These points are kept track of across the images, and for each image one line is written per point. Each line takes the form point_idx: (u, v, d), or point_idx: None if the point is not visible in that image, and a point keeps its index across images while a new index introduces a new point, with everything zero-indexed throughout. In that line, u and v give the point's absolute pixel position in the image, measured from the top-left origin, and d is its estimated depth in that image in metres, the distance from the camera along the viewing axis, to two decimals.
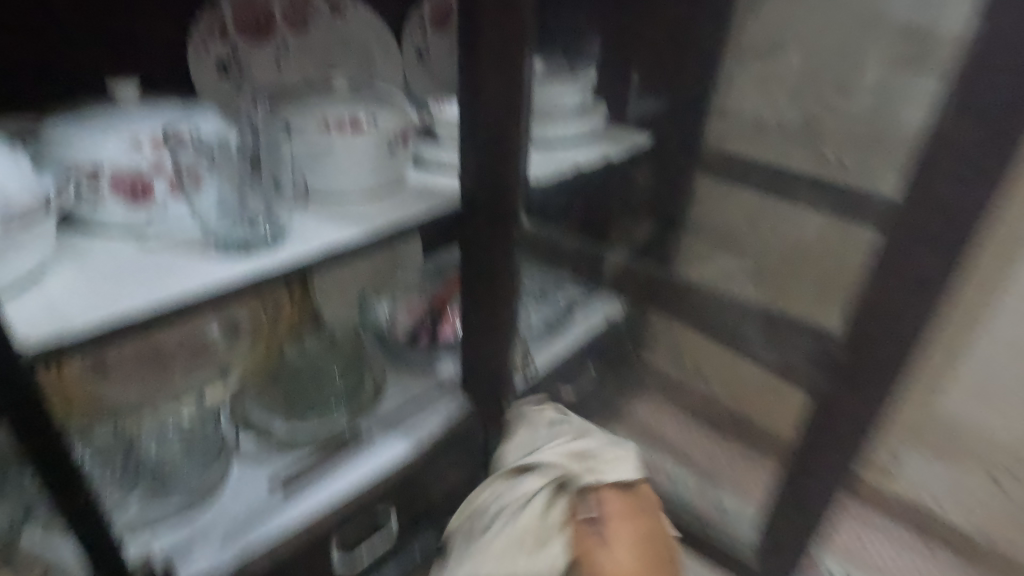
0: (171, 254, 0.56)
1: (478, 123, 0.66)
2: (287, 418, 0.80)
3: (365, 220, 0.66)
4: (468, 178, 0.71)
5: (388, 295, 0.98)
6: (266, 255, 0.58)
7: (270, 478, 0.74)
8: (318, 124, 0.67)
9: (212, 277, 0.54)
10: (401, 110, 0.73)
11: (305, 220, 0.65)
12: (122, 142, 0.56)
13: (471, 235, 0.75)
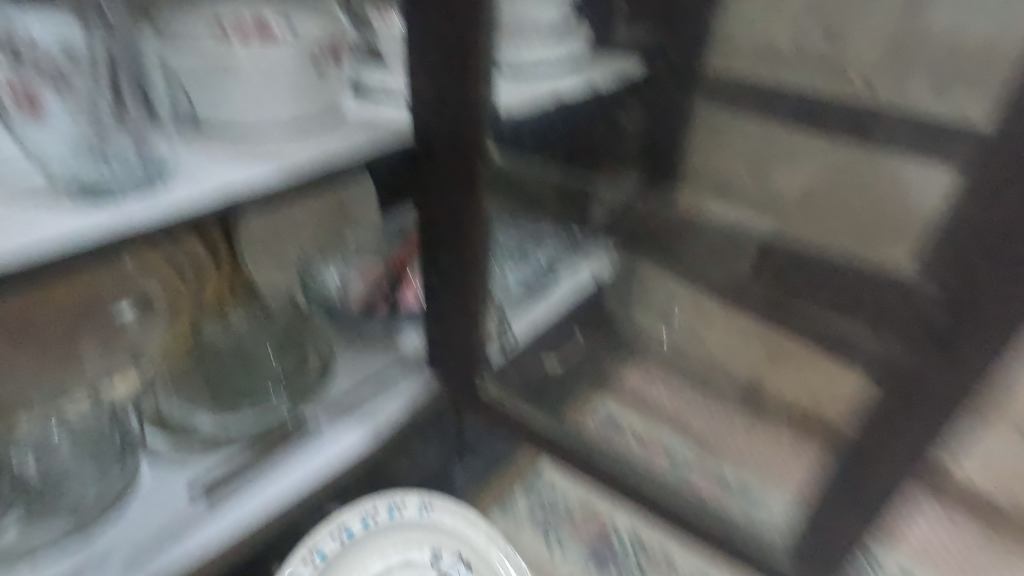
0: (0, 204, 0.41)
1: (432, 23, 0.49)
2: (214, 412, 0.66)
3: (281, 155, 0.51)
4: (420, 102, 0.54)
5: (337, 260, 0.80)
6: (131, 202, 0.43)
7: (191, 486, 0.60)
8: (213, 30, 0.51)
9: (51, 233, 0.39)
10: (327, 16, 0.58)
11: (198, 156, 0.49)
12: None
13: (427, 176, 0.58)
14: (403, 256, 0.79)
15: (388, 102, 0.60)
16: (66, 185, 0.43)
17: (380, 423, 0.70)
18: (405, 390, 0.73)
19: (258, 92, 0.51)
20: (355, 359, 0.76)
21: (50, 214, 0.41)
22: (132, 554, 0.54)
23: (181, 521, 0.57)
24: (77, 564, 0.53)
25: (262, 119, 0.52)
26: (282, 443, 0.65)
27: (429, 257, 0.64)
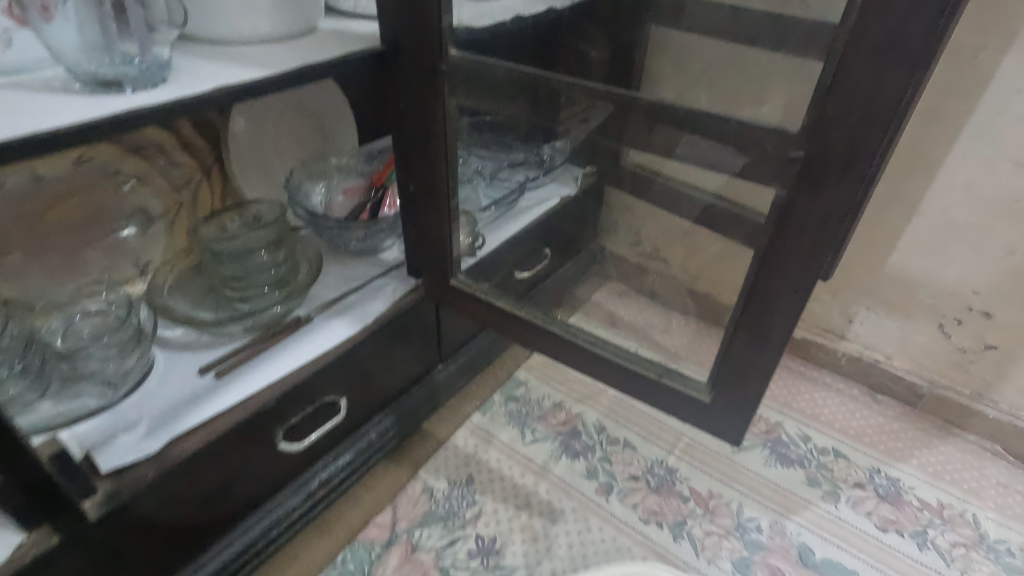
0: (23, 95, 0.47)
1: None
2: (215, 308, 0.73)
3: (269, 62, 0.57)
4: (388, 15, 0.62)
5: (322, 181, 0.89)
6: (143, 94, 0.48)
7: (199, 369, 0.68)
8: None
9: (74, 115, 0.45)
10: None
11: (195, 63, 0.55)
12: None
13: (395, 83, 0.66)
14: (382, 174, 0.87)
15: (360, 21, 0.69)
16: (78, 81, 0.49)
17: (366, 318, 0.78)
18: (389, 291, 0.81)
19: (244, 3, 0.58)
20: (341, 267, 0.84)
21: (69, 103, 0.46)
22: (153, 419, 0.61)
23: (193, 395, 0.65)
24: (106, 426, 0.60)
25: (249, 30, 0.59)
26: (278, 333, 0.73)
27: (403, 162, 0.72)
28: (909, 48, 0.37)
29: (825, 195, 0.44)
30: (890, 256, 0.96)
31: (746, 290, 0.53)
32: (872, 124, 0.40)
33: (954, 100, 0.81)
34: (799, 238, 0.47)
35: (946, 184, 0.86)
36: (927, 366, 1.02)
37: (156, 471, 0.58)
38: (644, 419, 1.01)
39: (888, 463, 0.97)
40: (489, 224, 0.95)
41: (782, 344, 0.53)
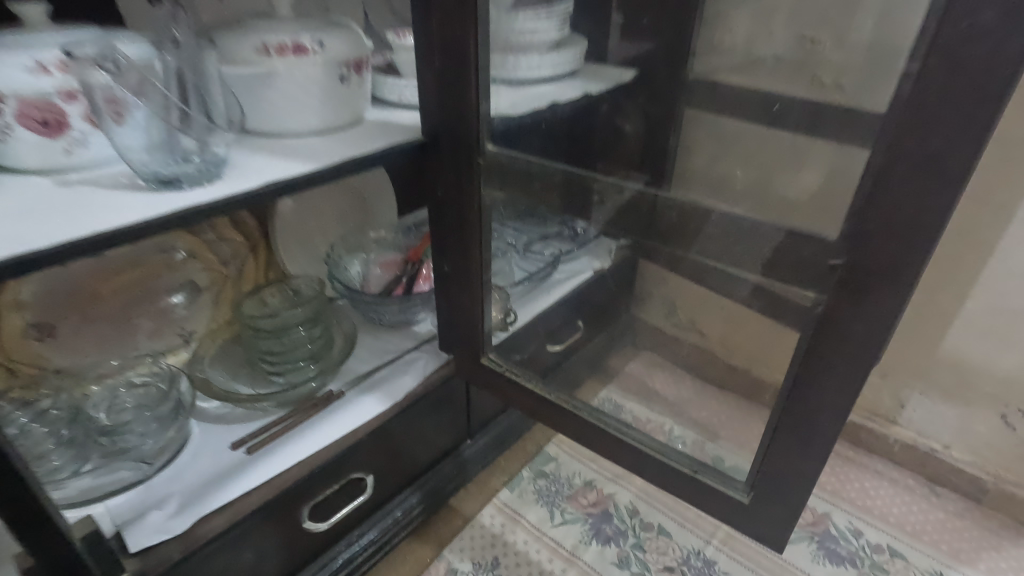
0: (91, 193, 0.51)
1: (434, 43, 0.59)
2: (252, 381, 0.75)
3: (316, 155, 0.60)
4: (430, 110, 0.64)
5: (361, 253, 0.92)
6: (197, 192, 0.51)
7: (232, 442, 0.69)
8: (258, 48, 0.60)
9: (129, 215, 0.47)
10: (355, 34, 0.66)
11: (250, 157, 0.59)
12: (21, 63, 0.48)
13: (434, 171, 0.68)
14: (418, 248, 0.90)
15: (405, 112, 0.73)
16: (140, 179, 0.52)
17: (396, 394, 0.78)
18: (420, 366, 0.82)
19: (296, 100, 0.62)
20: (375, 340, 0.86)
21: (127, 202, 0.49)
22: (183, 497, 0.62)
23: (223, 470, 0.66)
24: (137, 502, 0.61)
25: (300, 124, 0.63)
26: (310, 408, 0.74)
27: (438, 244, 0.74)
28: (953, 165, 0.36)
29: (869, 304, 0.42)
30: (943, 339, 0.91)
31: (785, 390, 0.50)
32: (915, 236, 0.38)
33: (1003, 182, 0.77)
34: (840, 345, 0.45)
35: (1001, 268, 0.81)
36: (990, 459, 0.94)
37: (182, 551, 0.58)
38: (680, 504, 0.97)
39: (950, 565, 0.89)
40: (522, 294, 0.95)
41: (826, 451, 0.50)
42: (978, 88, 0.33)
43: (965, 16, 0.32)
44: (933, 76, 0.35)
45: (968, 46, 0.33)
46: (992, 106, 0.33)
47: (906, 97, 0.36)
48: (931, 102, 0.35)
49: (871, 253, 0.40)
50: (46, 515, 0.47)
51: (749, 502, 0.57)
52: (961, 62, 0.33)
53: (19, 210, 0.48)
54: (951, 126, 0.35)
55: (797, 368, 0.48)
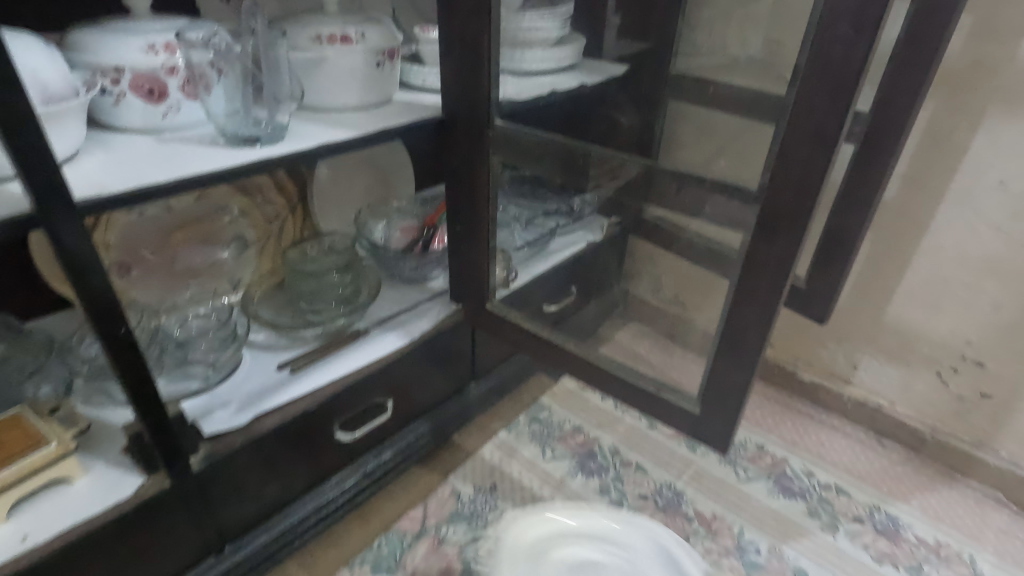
0: (186, 146, 0.65)
1: (456, 36, 0.73)
2: (293, 317, 0.90)
3: (357, 126, 0.74)
4: (450, 91, 0.78)
5: (383, 219, 1.06)
6: (269, 148, 0.66)
7: (278, 364, 0.84)
8: (312, 39, 0.75)
9: (221, 163, 0.62)
10: (389, 28, 0.80)
11: (304, 125, 0.73)
12: (138, 45, 0.62)
13: (452, 143, 0.82)
14: (432, 215, 1.03)
15: (428, 95, 0.87)
16: (223, 137, 0.66)
17: (412, 333, 0.92)
18: (433, 312, 0.96)
19: (340, 80, 0.76)
20: (396, 291, 1.01)
21: (216, 154, 0.64)
22: (243, 400, 0.76)
23: (273, 384, 0.80)
24: (206, 402, 0.75)
25: (342, 101, 0.77)
26: (342, 340, 0.88)
27: (451, 205, 0.88)
28: (829, 131, 0.51)
29: (781, 237, 0.58)
30: (887, 307, 1.05)
31: (727, 309, 0.66)
32: (807, 184, 0.54)
33: (934, 168, 0.92)
34: (761, 271, 0.61)
35: (934, 243, 0.96)
36: (928, 412, 1.08)
37: (242, 440, 0.73)
38: (656, 447, 1.10)
39: (889, 501, 1.02)
40: (524, 260, 1.08)
41: (756, 357, 0.65)
42: (843, 79, 0.49)
43: (832, 30, 0.48)
44: (813, 68, 0.50)
45: (834, 47, 0.48)
46: (851, 89, 0.49)
47: (799, 84, 0.52)
48: (813, 86, 0.50)
49: (778, 199, 0.56)
50: (153, 389, 0.61)
51: (700, 410, 0.73)
52: (830, 59, 0.49)
53: (135, 156, 0.62)
54: (826, 103, 0.50)
55: (734, 291, 0.64)
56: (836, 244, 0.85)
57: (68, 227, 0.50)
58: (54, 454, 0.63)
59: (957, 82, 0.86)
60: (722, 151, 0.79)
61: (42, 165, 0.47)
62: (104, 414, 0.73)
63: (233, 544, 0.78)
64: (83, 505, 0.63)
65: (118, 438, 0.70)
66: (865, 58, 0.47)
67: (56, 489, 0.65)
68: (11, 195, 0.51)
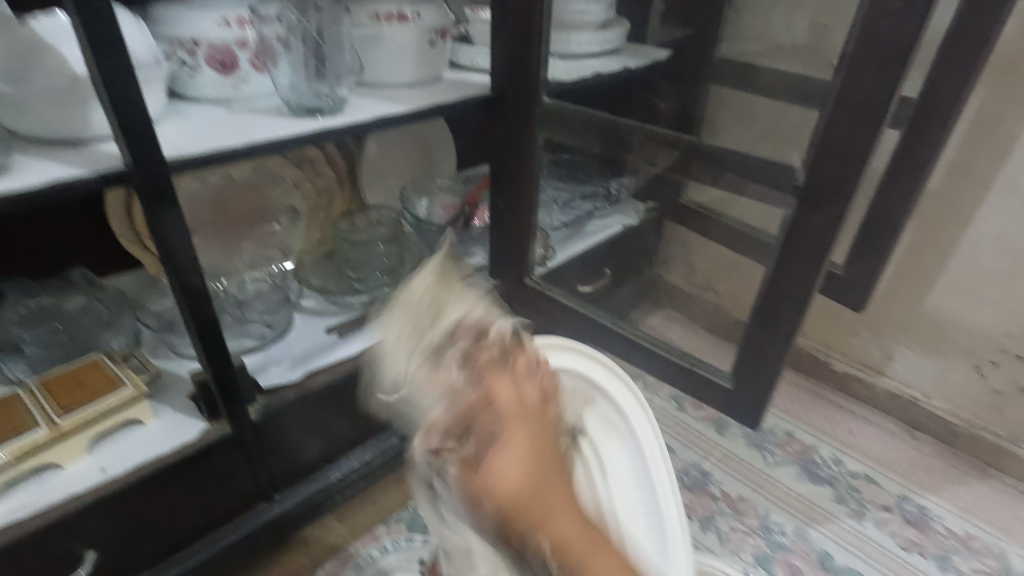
0: (254, 116, 0.69)
1: (508, 15, 0.76)
2: (342, 285, 0.94)
3: (411, 101, 0.78)
4: (500, 70, 0.81)
5: (426, 196, 1.10)
6: (331, 119, 0.70)
7: (327, 328, 0.88)
8: (371, 17, 0.78)
9: (288, 131, 0.66)
10: (443, 8, 0.83)
11: (361, 100, 0.76)
12: (214, 20, 0.67)
13: (499, 121, 0.85)
14: (474, 195, 1.08)
15: (476, 74, 0.90)
16: (288, 109, 0.71)
17: None
18: None
19: (396, 57, 0.79)
20: (437, 266, 1.04)
21: (283, 123, 0.68)
22: (296, 359, 0.81)
23: (323, 345, 0.85)
24: (262, 360, 0.81)
25: (397, 78, 0.81)
26: (387, 308, 0.93)
27: (495, 182, 0.91)
28: (877, 106, 0.53)
29: (823, 212, 0.60)
30: (927, 297, 1.05)
31: (767, 284, 0.68)
32: (852, 159, 0.55)
33: (980, 157, 0.91)
34: (803, 246, 0.63)
35: (977, 233, 0.95)
36: (964, 405, 1.08)
37: (294, 395, 0.78)
38: (685, 429, 1.12)
39: (919, 492, 1.01)
40: (562, 239, 1.10)
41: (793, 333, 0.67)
42: (894, 56, 0.50)
43: (884, 8, 0.49)
44: (863, 45, 0.51)
45: (884, 25, 0.50)
46: (900, 65, 0.50)
47: (848, 61, 0.53)
48: (861, 63, 0.52)
49: (822, 174, 0.58)
50: (221, 339, 0.66)
51: (731, 386, 0.77)
52: (880, 36, 0.50)
53: (209, 123, 0.66)
54: (875, 80, 0.52)
55: (775, 266, 0.66)
56: (877, 229, 0.85)
57: (155, 183, 0.55)
58: (130, 397, 0.68)
59: (1007, 70, 0.85)
60: (765, 134, 0.80)
61: (137, 123, 0.52)
62: (171, 366, 0.79)
63: (282, 494, 0.84)
64: (154, 445, 0.69)
65: (183, 387, 0.76)
66: (915, 35, 0.49)
67: (129, 429, 0.71)
68: (105, 155, 0.56)
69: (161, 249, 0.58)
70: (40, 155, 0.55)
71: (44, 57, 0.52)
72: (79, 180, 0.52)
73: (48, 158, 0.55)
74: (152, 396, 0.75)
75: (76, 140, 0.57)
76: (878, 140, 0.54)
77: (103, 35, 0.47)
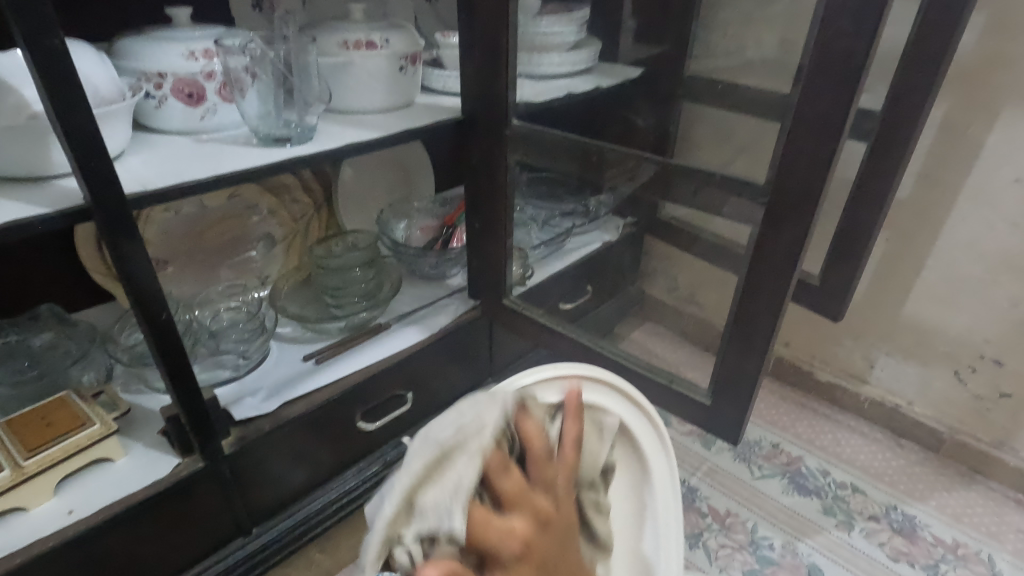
0: (222, 146, 0.69)
1: (476, 40, 0.76)
2: (319, 311, 0.94)
3: (381, 127, 0.78)
4: (470, 93, 0.82)
5: (404, 218, 1.09)
6: (300, 147, 0.70)
7: (304, 355, 0.87)
8: (340, 45, 0.78)
9: (255, 160, 0.66)
10: (412, 34, 0.84)
11: (331, 127, 0.77)
12: (179, 52, 0.67)
13: (471, 143, 0.86)
14: (452, 215, 1.07)
15: (448, 98, 0.90)
16: (257, 138, 0.70)
17: (431, 327, 0.95)
18: (452, 309, 0.99)
19: (366, 83, 0.80)
20: (416, 289, 1.04)
21: (250, 152, 0.67)
22: (271, 389, 0.80)
23: (299, 374, 0.84)
24: (237, 391, 0.80)
25: (367, 104, 0.81)
26: (365, 333, 0.92)
27: (471, 204, 0.91)
28: (834, 123, 0.53)
29: (789, 226, 0.60)
30: (904, 304, 1.06)
31: (739, 299, 0.68)
32: (814, 174, 0.56)
33: (948, 166, 0.92)
34: (772, 260, 0.63)
35: (949, 241, 0.96)
36: (947, 411, 1.08)
37: (270, 425, 0.76)
38: (671, 444, 1.11)
39: (906, 500, 1.01)
40: (540, 258, 1.11)
41: (767, 346, 0.68)
42: (850, 73, 0.51)
43: (835, 28, 0.50)
44: (818, 64, 0.52)
45: (837, 44, 0.51)
46: (855, 82, 0.51)
47: (805, 79, 0.54)
48: (817, 81, 0.53)
49: (786, 189, 0.59)
50: (192, 372, 0.65)
51: (711, 402, 0.77)
52: (833, 54, 0.51)
53: (175, 154, 0.66)
54: (830, 97, 0.52)
55: (746, 281, 0.66)
56: (850, 240, 0.86)
57: (118, 218, 0.54)
58: (99, 434, 0.67)
59: (969, 80, 0.87)
60: (735, 149, 0.81)
61: (97, 158, 0.51)
62: (143, 400, 0.78)
63: (260, 527, 0.82)
64: (124, 483, 0.67)
65: (154, 422, 0.75)
66: (867, 53, 0.50)
67: (98, 467, 0.69)
68: (67, 191, 0.55)
69: (125, 284, 0.57)
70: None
71: (0, 94, 0.52)
72: (38, 217, 0.51)
73: (7, 196, 0.54)
74: (123, 432, 0.73)
75: (38, 176, 0.57)
76: (837, 154, 0.55)
77: (58, 73, 0.47)
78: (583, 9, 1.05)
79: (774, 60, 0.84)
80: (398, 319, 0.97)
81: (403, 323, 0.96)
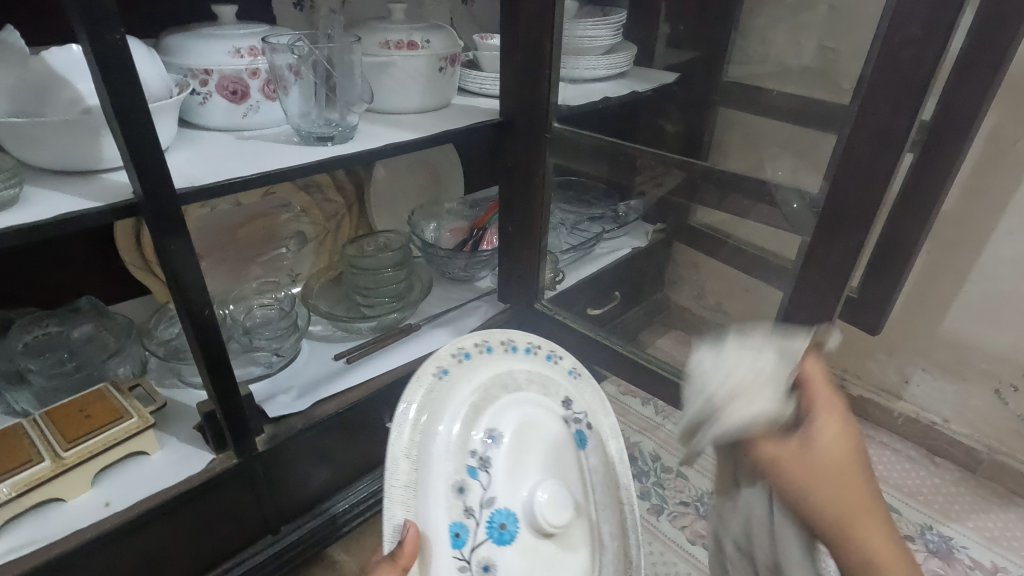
0: (263, 143, 0.69)
1: (519, 41, 0.76)
2: (349, 310, 0.94)
3: (420, 127, 0.78)
4: (510, 96, 0.81)
5: (435, 220, 1.10)
6: (342, 146, 0.70)
7: (334, 354, 0.88)
8: (382, 45, 0.79)
9: (298, 159, 0.65)
10: (452, 35, 0.83)
11: (370, 127, 0.77)
12: (227, 50, 0.68)
13: (509, 144, 0.85)
14: (482, 218, 1.06)
15: (484, 100, 0.90)
16: (298, 137, 0.70)
17: (459, 328, 0.96)
18: (483, 311, 0.99)
19: (406, 83, 0.80)
20: (445, 290, 1.05)
21: (290, 151, 0.67)
22: (304, 389, 0.80)
23: (330, 373, 0.84)
24: (270, 389, 0.80)
25: (404, 105, 0.81)
26: (396, 333, 0.92)
27: (506, 206, 0.90)
28: (897, 132, 0.52)
29: (841, 237, 0.59)
30: (942, 319, 1.03)
31: (783, 311, 0.67)
32: (871, 185, 0.55)
33: (995, 179, 0.90)
34: (822, 272, 0.61)
35: (993, 255, 0.94)
36: (985, 430, 1.05)
37: (302, 424, 0.76)
38: None
39: (943, 521, 0.98)
40: (571, 264, 1.08)
41: None
42: (916, 82, 0.49)
43: (901, 38, 0.49)
44: (881, 71, 0.51)
45: (903, 50, 0.49)
46: (921, 92, 0.49)
47: (866, 87, 0.53)
48: (880, 89, 0.52)
49: (840, 200, 0.57)
50: (230, 368, 0.65)
51: None
52: (898, 61, 0.50)
53: (217, 150, 0.66)
54: (893, 104, 0.51)
55: (792, 291, 0.65)
56: (894, 251, 0.84)
57: (167, 213, 0.54)
58: (136, 428, 0.67)
59: (1020, 91, 0.85)
60: (774, 155, 0.80)
61: (150, 152, 0.51)
62: (177, 394, 0.78)
63: (287, 526, 0.81)
64: (159, 477, 0.68)
65: (188, 417, 0.75)
66: (935, 60, 0.48)
67: (133, 462, 0.69)
68: (115, 185, 0.56)
69: (169, 279, 0.57)
70: (50, 187, 0.55)
71: (58, 88, 0.53)
72: (90, 210, 0.51)
73: (58, 190, 0.54)
74: (159, 426, 0.74)
75: (87, 170, 0.57)
76: (893, 165, 0.53)
77: (117, 69, 0.47)
78: (620, 12, 1.03)
79: (818, 66, 0.83)
80: (430, 320, 0.96)
81: (433, 324, 0.96)
